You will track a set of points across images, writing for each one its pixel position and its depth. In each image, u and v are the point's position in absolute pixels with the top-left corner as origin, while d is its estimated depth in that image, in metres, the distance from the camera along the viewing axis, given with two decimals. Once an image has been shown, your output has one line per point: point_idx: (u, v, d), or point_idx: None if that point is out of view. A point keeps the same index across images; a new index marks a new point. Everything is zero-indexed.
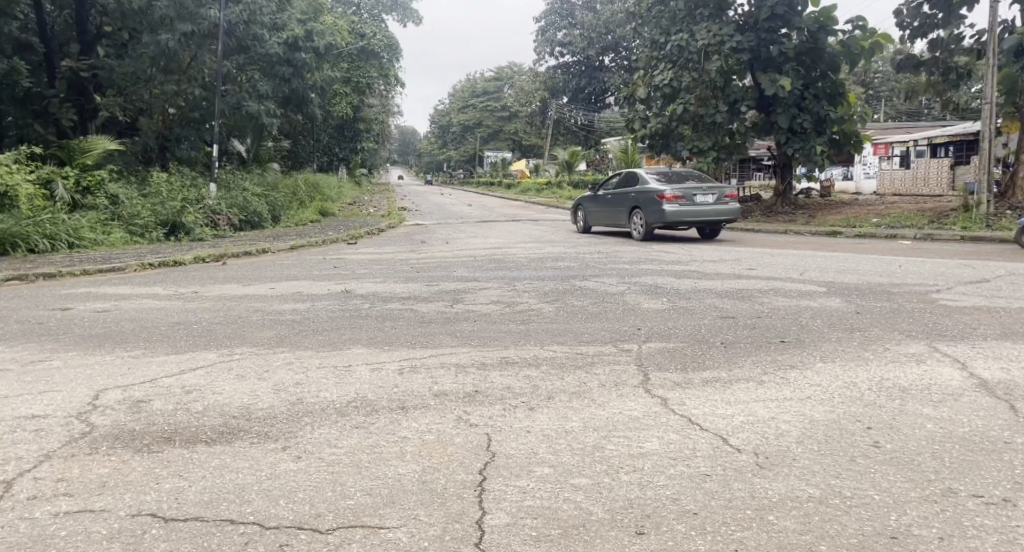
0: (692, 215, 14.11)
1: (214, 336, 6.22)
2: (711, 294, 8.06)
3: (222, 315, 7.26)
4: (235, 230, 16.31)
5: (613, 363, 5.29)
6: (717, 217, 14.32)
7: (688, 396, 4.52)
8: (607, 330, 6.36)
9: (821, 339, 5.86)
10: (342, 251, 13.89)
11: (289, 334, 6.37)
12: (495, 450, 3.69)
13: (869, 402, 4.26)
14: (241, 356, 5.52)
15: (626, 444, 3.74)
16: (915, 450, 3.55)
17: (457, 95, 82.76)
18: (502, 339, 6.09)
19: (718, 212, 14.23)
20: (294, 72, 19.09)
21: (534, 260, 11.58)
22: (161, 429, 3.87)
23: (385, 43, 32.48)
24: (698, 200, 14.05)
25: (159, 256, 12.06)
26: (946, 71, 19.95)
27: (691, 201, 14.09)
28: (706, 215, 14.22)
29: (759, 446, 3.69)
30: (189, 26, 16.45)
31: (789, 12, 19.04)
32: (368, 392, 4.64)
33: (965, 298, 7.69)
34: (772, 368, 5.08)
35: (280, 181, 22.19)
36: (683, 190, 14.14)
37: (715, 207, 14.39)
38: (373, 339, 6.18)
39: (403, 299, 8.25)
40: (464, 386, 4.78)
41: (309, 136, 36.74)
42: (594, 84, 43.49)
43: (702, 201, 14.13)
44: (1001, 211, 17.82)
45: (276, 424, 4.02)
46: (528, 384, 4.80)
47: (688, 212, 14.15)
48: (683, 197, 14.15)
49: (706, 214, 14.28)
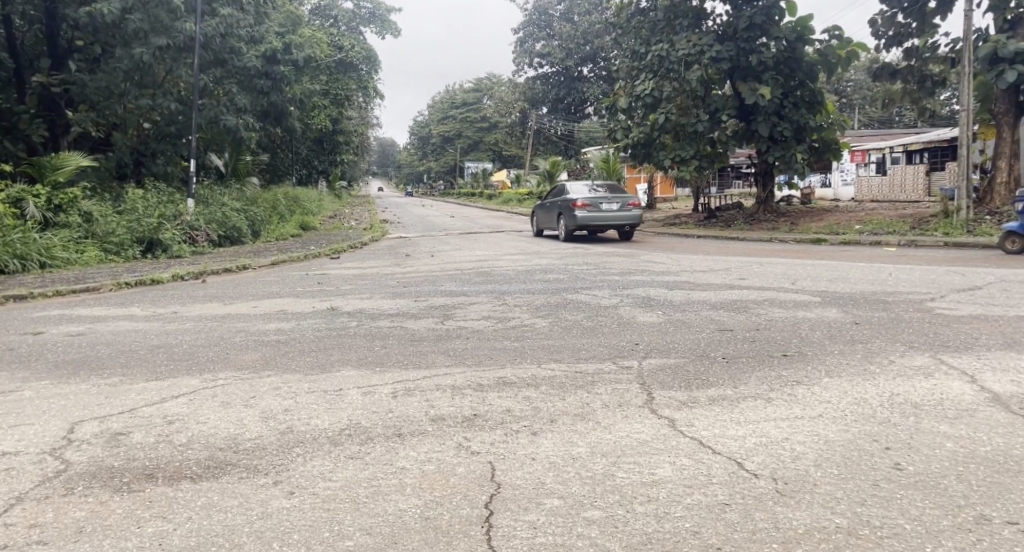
0: (597, 219, 17.08)
1: (196, 359, 5.97)
2: (705, 306, 7.92)
3: (203, 336, 7.02)
4: (214, 246, 16.00)
5: (615, 382, 5.10)
6: (620, 221, 17.21)
7: (695, 416, 4.35)
8: (604, 346, 6.19)
9: (824, 352, 5.72)
10: (326, 266, 13.65)
11: (274, 357, 6.13)
12: (500, 480, 3.51)
13: (883, 419, 4.12)
14: (225, 382, 5.27)
15: (637, 471, 3.57)
16: (939, 471, 3.40)
17: (436, 107, 82.69)
18: (497, 358, 5.90)
19: (619, 217, 17.12)
20: (272, 86, 18.84)
21: (522, 273, 11.41)
22: (143, 465, 3.63)
23: (363, 55, 32.75)
24: (603, 207, 17.05)
25: (136, 275, 11.75)
26: (922, 79, 20.09)
27: (597, 208, 17.07)
28: (611, 220, 17.16)
29: (776, 470, 3.53)
30: (164, 39, 16.18)
31: (768, 21, 19.12)
32: (362, 419, 4.42)
33: (960, 306, 7.60)
34: (778, 384, 4.92)
35: (259, 195, 21.88)
36: (591, 199, 17.13)
37: (619, 212, 17.30)
38: (364, 360, 5.96)
39: (391, 316, 8.05)
40: (463, 410, 4.57)
41: (287, 149, 36.40)
42: (574, 95, 43.12)
43: (607, 208, 17.09)
44: (981, 216, 17.89)
45: (265, 457, 3.80)
46: (529, 406, 4.61)
47: (595, 217, 17.11)
48: (591, 204, 17.13)
49: (611, 218, 17.23)
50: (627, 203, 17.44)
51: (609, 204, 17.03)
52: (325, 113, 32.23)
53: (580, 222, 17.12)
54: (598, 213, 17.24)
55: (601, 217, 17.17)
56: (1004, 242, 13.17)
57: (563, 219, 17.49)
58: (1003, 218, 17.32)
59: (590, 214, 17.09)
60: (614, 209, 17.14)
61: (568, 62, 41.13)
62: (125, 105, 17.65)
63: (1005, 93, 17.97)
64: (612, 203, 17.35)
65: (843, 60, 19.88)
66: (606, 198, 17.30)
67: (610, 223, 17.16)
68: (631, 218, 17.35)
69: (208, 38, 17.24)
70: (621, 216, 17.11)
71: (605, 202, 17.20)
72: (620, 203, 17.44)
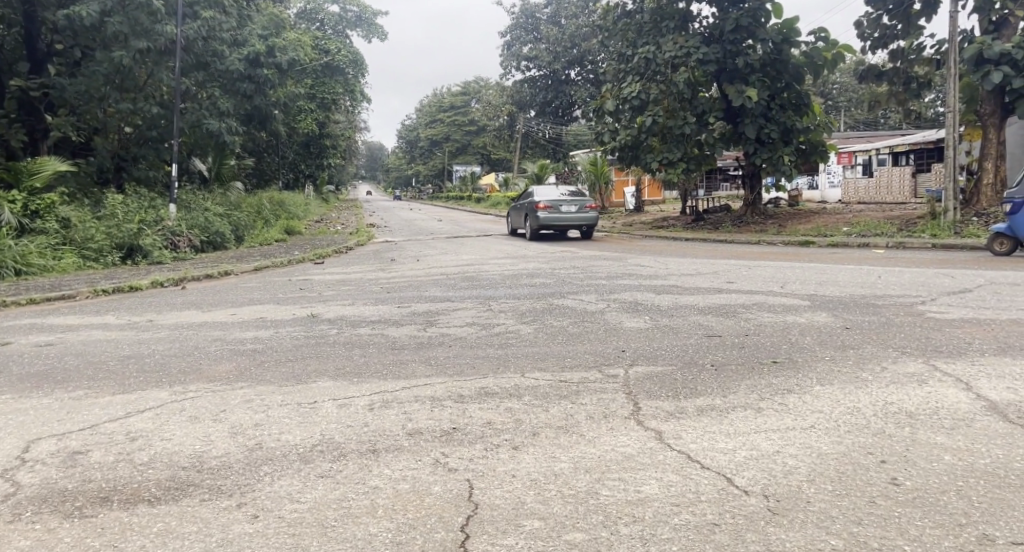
0: (557, 220, 18.73)
1: (167, 371, 5.76)
2: (693, 311, 7.77)
3: (177, 345, 6.81)
4: (196, 252, 15.73)
5: (600, 392, 4.92)
6: (578, 222, 18.83)
7: (682, 427, 4.19)
8: (590, 354, 6.03)
9: (815, 359, 5.57)
10: (309, 272, 13.45)
11: (249, 367, 5.93)
12: (477, 500, 3.34)
13: (879, 430, 3.95)
14: (195, 394, 5.06)
15: (622, 488, 3.41)
16: (938, 487, 3.25)
17: (423, 110, 82.36)
18: (479, 367, 5.71)
19: (577, 219, 18.76)
20: (256, 89, 18.61)
21: (509, 277, 11.23)
22: (97, 488, 3.46)
23: (349, 59, 32.59)
24: (562, 209, 18.70)
25: (113, 282, 11.51)
26: (908, 81, 20.07)
27: (556, 210, 18.70)
28: (569, 221, 18.82)
29: (767, 486, 3.36)
30: (144, 43, 15.96)
31: (754, 23, 19.06)
32: (335, 434, 4.22)
33: (951, 310, 7.47)
34: (769, 393, 4.75)
35: (242, 199, 21.63)
36: (551, 201, 18.78)
37: (577, 214, 18.94)
38: (342, 370, 5.76)
39: (373, 323, 7.85)
40: (441, 423, 4.38)
41: (273, 153, 36.09)
42: (562, 97, 42.56)
43: (565, 210, 18.75)
44: (968, 218, 17.86)
45: (230, 476, 3.61)
46: (512, 418, 4.43)
47: (555, 218, 18.74)
48: (552, 206, 18.75)
49: (570, 220, 18.87)
50: (584, 206, 19.13)
51: (567, 207, 18.68)
52: (311, 117, 32.24)
53: (542, 223, 18.77)
54: (558, 214, 18.89)
55: (560, 218, 18.84)
56: (992, 244, 13.11)
57: (527, 220, 19.10)
58: (990, 219, 17.30)
59: (550, 216, 18.75)
60: (572, 211, 18.79)
61: (556, 65, 40.97)
62: (105, 109, 17.37)
63: (991, 94, 17.96)
64: (572, 206, 18.99)
65: (829, 62, 19.83)
66: (566, 200, 18.93)
67: (568, 224, 18.81)
68: (588, 219, 18.99)
69: (189, 41, 17.00)
70: (578, 218, 18.74)
71: (564, 205, 18.84)
72: (579, 205, 19.08)
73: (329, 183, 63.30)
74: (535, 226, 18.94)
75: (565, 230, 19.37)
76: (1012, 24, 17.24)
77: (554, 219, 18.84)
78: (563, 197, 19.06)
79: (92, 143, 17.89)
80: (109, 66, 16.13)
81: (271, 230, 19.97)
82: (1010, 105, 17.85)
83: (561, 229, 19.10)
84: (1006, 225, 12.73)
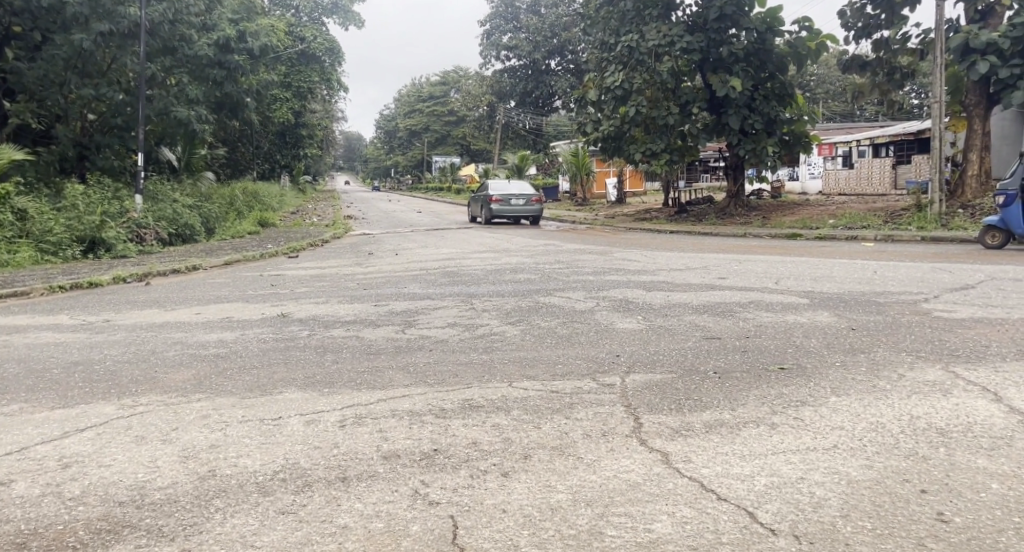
0: (507, 212, 20.45)
1: (118, 381, 5.23)
2: (687, 310, 7.33)
3: (133, 350, 6.27)
4: (163, 245, 15.07)
5: (596, 405, 4.47)
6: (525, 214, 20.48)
7: (693, 448, 3.75)
8: (582, 359, 5.57)
9: (825, 366, 5.15)
10: (282, 266, 12.87)
11: (211, 375, 5.41)
12: (462, 544, 2.89)
13: (911, 452, 3.53)
14: (147, 409, 4.52)
15: (630, 526, 2.98)
16: (993, 527, 2.86)
17: (402, 102, 81.72)
18: (462, 375, 5.23)
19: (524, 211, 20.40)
20: (227, 76, 17.93)
21: (492, 272, 10.78)
22: (14, 531, 2.97)
23: (326, 46, 31.71)
24: (511, 202, 20.37)
25: (73, 277, 10.89)
26: (890, 72, 19.77)
27: (505, 203, 20.35)
28: (517, 213, 20.57)
29: (797, 524, 2.95)
30: (106, 26, 15.38)
31: (738, 12, 18.63)
32: (300, 457, 3.73)
33: (957, 308, 7.09)
34: (781, 406, 4.33)
35: (213, 190, 20.93)
36: (502, 195, 20.47)
37: (525, 206, 20.59)
38: (311, 379, 5.25)
39: (346, 324, 7.33)
40: (421, 444, 3.91)
41: (248, 142, 35.31)
42: (543, 88, 42.49)
43: (514, 203, 20.47)
44: (954, 209, 17.59)
45: (174, 512, 3.12)
46: (501, 438, 3.97)
47: (505, 209, 20.42)
48: (502, 199, 20.41)
49: (518, 211, 20.60)
50: (531, 198, 20.87)
51: (516, 201, 20.37)
52: (287, 105, 31.29)
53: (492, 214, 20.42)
54: (508, 207, 20.59)
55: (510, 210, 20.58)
56: (983, 236, 12.77)
57: (481, 211, 20.73)
58: (976, 211, 17.03)
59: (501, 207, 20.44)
60: (521, 204, 20.44)
61: (536, 54, 40.25)
62: (66, 95, 16.64)
63: (976, 84, 17.68)
64: (521, 199, 20.65)
65: (813, 52, 19.48)
66: (516, 194, 20.59)
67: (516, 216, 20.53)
68: (534, 211, 20.65)
69: (154, 25, 16.33)
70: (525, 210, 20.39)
71: (514, 198, 20.51)
72: (527, 198, 20.75)
73: (307, 172, 62.21)
74: (488, 215, 20.72)
75: (514, 218, 21.19)
76: (997, 13, 16.96)
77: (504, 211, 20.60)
78: (513, 190, 20.79)
79: (53, 130, 17.17)
80: (69, 49, 15.46)
81: (242, 222, 19.29)
82: (995, 95, 17.56)
83: (511, 219, 20.87)
84: (999, 217, 12.41)
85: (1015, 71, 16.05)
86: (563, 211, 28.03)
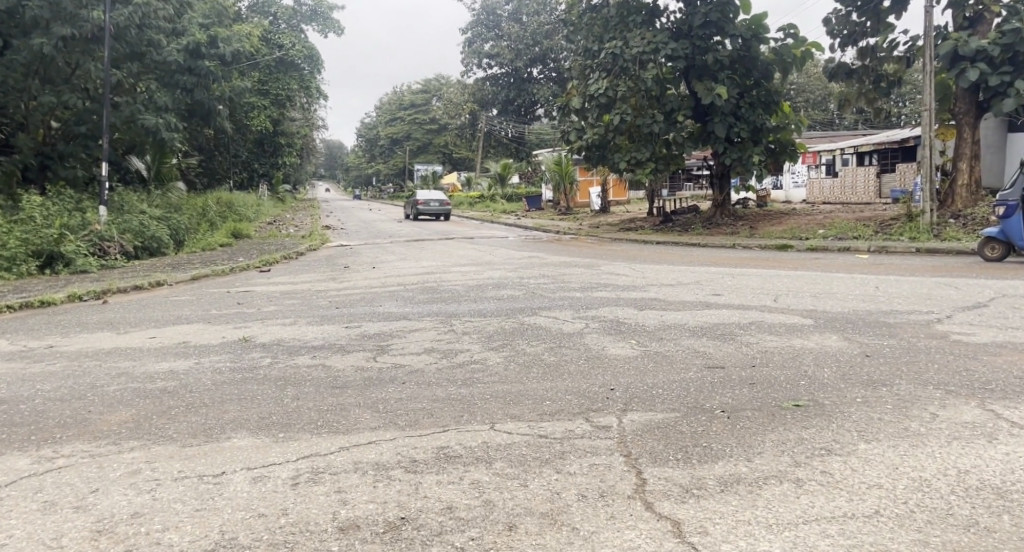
0: (427, 211, 29.04)
1: (41, 427, 4.57)
2: (684, 333, 6.75)
3: (70, 385, 5.58)
4: (129, 260, 14.34)
5: (591, 454, 3.88)
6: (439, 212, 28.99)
7: (707, 516, 3.19)
8: (573, 394, 4.96)
9: (845, 403, 4.58)
10: (253, 281, 12.19)
11: (150, 415, 4.75)
12: None
13: (970, 521, 3.05)
14: (65, 466, 3.90)
15: None
16: None
17: (384, 110, 81.15)
18: (437, 415, 4.61)
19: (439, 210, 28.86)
20: (198, 82, 17.24)
21: (473, 288, 10.20)
22: None
23: (304, 53, 31.04)
24: (430, 204, 28.92)
25: (25, 296, 10.18)
26: (876, 80, 19.35)
27: (426, 206, 29.01)
28: (435, 212, 29.23)
29: None
30: (68, 30, 14.73)
31: (723, 18, 18.19)
32: (240, 532, 3.18)
33: (976, 330, 6.59)
34: (804, 456, 3.76)
35: (184, 200, 20.17)
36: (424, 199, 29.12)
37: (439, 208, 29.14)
38: (264, 421, 4.61)
39: (313, 350, 6.66)
40: (385, 510, 3.33)
41: (225, 150, 34.58)
42: (524, 96, 41.74)
43: (433, 205, 29.15)
44: (945, 219, 17.18)
45: None
46: (481, 500, 3.39)
47: (426, 209, 29.01)
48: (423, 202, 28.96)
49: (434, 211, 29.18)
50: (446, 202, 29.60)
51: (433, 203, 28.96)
52: (265, 113, 30.39)
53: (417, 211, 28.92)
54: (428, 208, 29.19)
55: (430, 209, 29.17)
56: (982, 249, 12.31)
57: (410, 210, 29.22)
58: (969, 220, 16.62)
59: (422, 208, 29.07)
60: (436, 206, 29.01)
61: (518, 63, 39.97)
62: (28, 101, 15.91)
63: (965, 92, 17.29)
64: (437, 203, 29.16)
65: (799, 59, 19.08)
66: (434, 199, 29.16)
67: (434, 213, 29.60)
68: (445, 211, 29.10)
69: (120, 29, 15.63)
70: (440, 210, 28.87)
71: (432, 201, 29.10)
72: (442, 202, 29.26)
73: (286, 180, 61.42)
74: (414, 213, 29.44)
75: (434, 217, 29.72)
76: (986, 20, 16.54)
77: (426, 210, 29.27)
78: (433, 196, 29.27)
79: (13, 139, 16.40)
80: (30, 54, 14.77)
81: (214, 234, 18.54)
82: (984, 103, 17.18)
83: (432, 216, 29.38)
84: (999, 229, 11.95)
85: (1004, 78, 15.64)
86: (546, 220, 27.43)
